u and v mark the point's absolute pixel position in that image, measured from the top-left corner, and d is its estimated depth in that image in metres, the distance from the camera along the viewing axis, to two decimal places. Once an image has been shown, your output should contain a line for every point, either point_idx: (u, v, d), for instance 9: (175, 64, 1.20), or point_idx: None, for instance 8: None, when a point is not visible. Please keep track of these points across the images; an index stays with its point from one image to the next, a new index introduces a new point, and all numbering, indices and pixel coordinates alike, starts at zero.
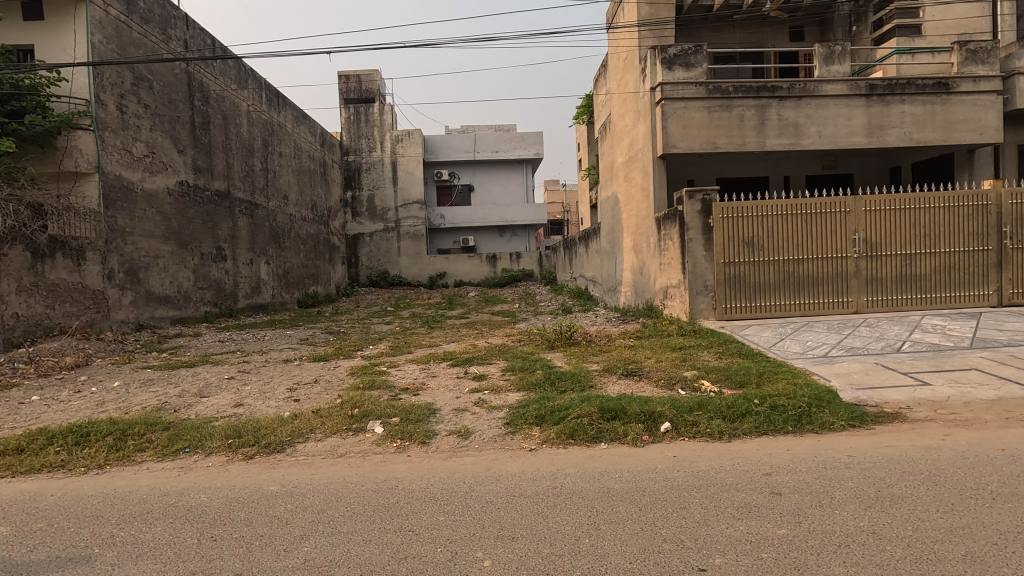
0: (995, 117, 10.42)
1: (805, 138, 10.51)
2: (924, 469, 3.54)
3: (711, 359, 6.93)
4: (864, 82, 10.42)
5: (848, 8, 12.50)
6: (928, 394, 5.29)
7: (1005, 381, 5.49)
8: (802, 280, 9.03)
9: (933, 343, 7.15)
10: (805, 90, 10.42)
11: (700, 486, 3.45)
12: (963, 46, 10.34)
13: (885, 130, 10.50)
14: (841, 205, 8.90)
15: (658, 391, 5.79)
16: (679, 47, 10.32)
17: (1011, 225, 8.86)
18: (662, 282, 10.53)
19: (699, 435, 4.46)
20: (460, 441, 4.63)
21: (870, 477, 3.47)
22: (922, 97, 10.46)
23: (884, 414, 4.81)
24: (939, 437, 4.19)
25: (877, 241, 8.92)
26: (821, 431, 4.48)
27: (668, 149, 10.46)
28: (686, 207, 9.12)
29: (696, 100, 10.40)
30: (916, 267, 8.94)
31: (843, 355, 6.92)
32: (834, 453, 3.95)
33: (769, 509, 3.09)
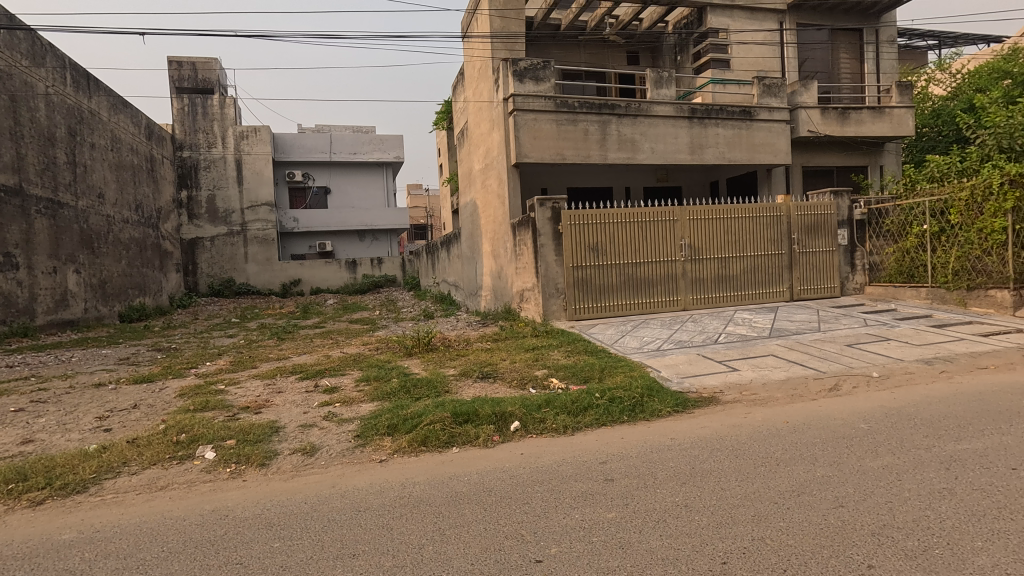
0: (785, 142, 12.44)
1: (640, 153, 11.60)
2: (728, 444, 4.10)
3: (560, 358, 7.33)
4: (687, 106, 11.81)
5: (673, 39, 14.14)
6: (737, 378, 6.13)
7: (792, 364, 6.58)
8: (640, 282, 9.95)
9: (742, 334, 8.30)
10: (639, 110, 11.52)
11: (543, 480, 3.63)
12: (761, 80, 12.24)
13: (704, 149, 11.99)
14: (670, 214, 9.97)
15: (510, 391, 5.98)
16: (529, 61, 10.83)
17: (798, 233, 10.61)
18: (518, 286, 10.93)
19: (546, 431, 4.69)
20: (304, 459, 4.35)
21: (687, 456, 3.92)
22: (731, 122, 12.13)
23: (702, 399, 5.47)
24: (743, 415, 4.88)
25: (699, 246, 10.14)
26: (651, 418, 4.97)
27: (521, 158, 10.90)
28: (537, 214, 9.58)
29: (545, 113, 10.97)
30: (730, 269, 10.32)
31: (672, 348, 7.74)
32: (661, 437, 4.41)
33: (602, 495, 3.34)
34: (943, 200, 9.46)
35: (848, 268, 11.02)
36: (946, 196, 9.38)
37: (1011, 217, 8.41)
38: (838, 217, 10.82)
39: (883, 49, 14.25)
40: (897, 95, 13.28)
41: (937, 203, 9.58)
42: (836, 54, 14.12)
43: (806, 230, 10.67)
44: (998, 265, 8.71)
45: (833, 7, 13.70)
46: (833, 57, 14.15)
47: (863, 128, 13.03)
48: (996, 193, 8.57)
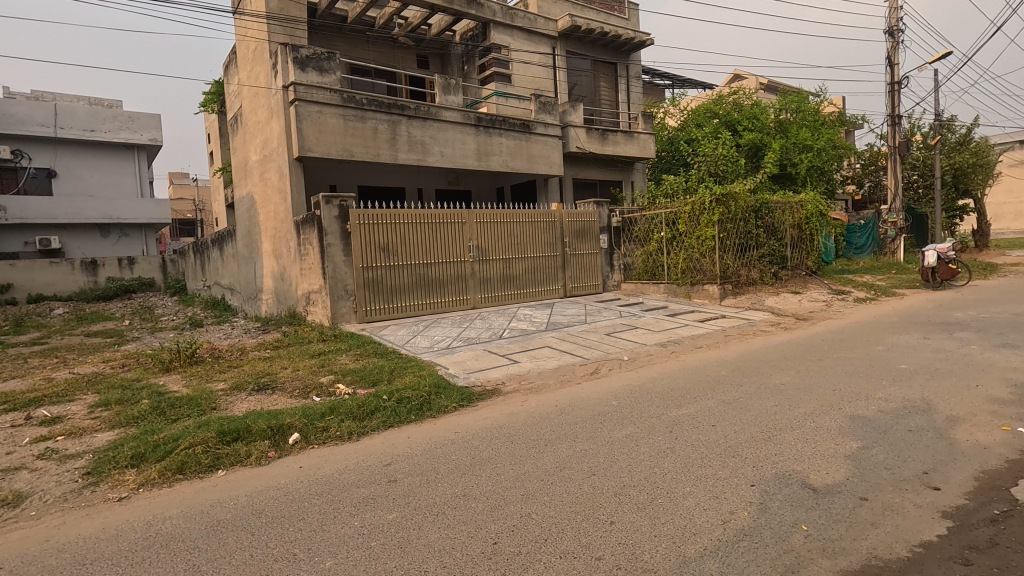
0: (558, 156, 13.89)
1: (430, 156, 11.80)
2: (505, 432, 4.42)
3: (348, 362, 7.06)
4: (473, 114, 12.39)
5: (460, 48, 14.76)
6: (516, 370, 6.65)
7: (563, 353, 7.39)
8: (431, 282, 10.11)
9: (522, 328, 9.03)
10: (428, 113, 11.71)
11: (321, 492, 3.45)
12: (538, 97, 13.45)
13: (489, 156, 12.72)
14: (459, 216, 10.35)
15: (290, 401, 5.54)
16: (311, 50, 10.21)
17: (569, 237, 11.94)
18: (303, 288, 10.20)
19: (328, 440, 4.46)
20: (4, 513, 3.43)
21: (469, 447, 4.11)
22: (513, 134, 13.09)
23: (485, 392, 5.80)
24: (520, 404, 5.30)
25: (485, 248, 10.73)
26: (438, 415, 5.10)
27: (304, 151, 10.18)
28: (323, 212, 9.08)
29: (330, 106, 10.45)
30: (513, 269, 11.13)
31: (460, 345, 8.05)
32: (446, 431, 4.56)
33: (383, 498, 3.31)
34: (674, 212, 11.62)
35: (609, 267, 12.76)
36: (676, 210, 11.54)
37: (717, 227, 10.79)
38: (601, 224, 12.46)
39: (632, 83, 16.86)
40: (642, 123, 15.86)
41: (670, 215, 11.72)
42: (597, 82, 16.23)
43: (576, 235, 12.08)
44: (710, 264, 11.07)
45: (594, 41, 15.73)
46: (595, 84, 16.22)
47: (619, 148, 15.24)
48: (708, 208, 10.89)
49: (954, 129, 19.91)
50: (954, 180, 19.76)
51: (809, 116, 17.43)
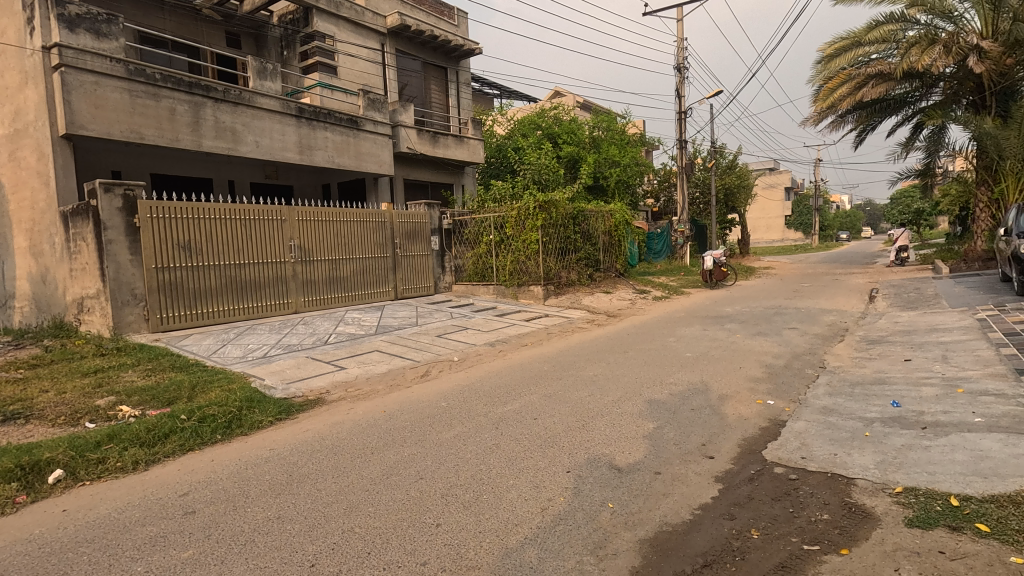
0: (388, 155, 13.55)
1: (242, 146, 10.66)
2: (328, 444, 4.16)
3: (136, 379, 6.02)
4: (294, 104, 11.49)
5: (278, 31, 13.64)
6: (342, 377, 6.31)
7: (393, 357, 7.22)
8: (244, 285, 9.12)
9: (350, 333, 8.61)
10: (240, 98, 10.57)
11: (93, 538, 2.87)
12: (366, 93, 12.98)
13: (313, 150, 11.91)
14: (278, 213, 9.52)
15: (52, 432, 4.53)
16: (84, 8, 8.54)
17: (399, 238, 11.72)
18: (74, 293, 8.45)
19: (106, 474, 3.74)
20: None
21: (285, 464, 3.78)
22: (339, 129, 12.44)
23: (307, 402, 5.41)
24: (345, 412, 5.03)
25: (308, 248, 10.01)
26: (249, 432, 4.60)
27: (73, 128, 8.46)
28: (101, 203, 7.64)
29: (111, 78, 8.84)
30: (341, 271, 10.58)
31: (279, 353, 7.39)
32: (258, 450, 4.13)
33: (177, 534, 2.87)
34: (502, 217, 12.11)
35: (440, 269, 12.80)
36: (503, 214, 12.04)
37: (540, 232, 11.58)
38: (432, 226, 12.45)
39: (462, 88, 17.19)
40: (472, 129, 16.26)
41: (499, 219, 12.19)
42: (428, 84, 16.20)
43: (407, 236, 11.90)
44: (534, 266, 11.79)
45: (424, 43, 15.69)
46: (425, 86, 16.15)
47: (450, 151, 15.41)
48: (532, 214, 11.62)
49: (725, 156, 23.92)
50: (724, 198, 23.77)
51: (617, 135, 19.53)
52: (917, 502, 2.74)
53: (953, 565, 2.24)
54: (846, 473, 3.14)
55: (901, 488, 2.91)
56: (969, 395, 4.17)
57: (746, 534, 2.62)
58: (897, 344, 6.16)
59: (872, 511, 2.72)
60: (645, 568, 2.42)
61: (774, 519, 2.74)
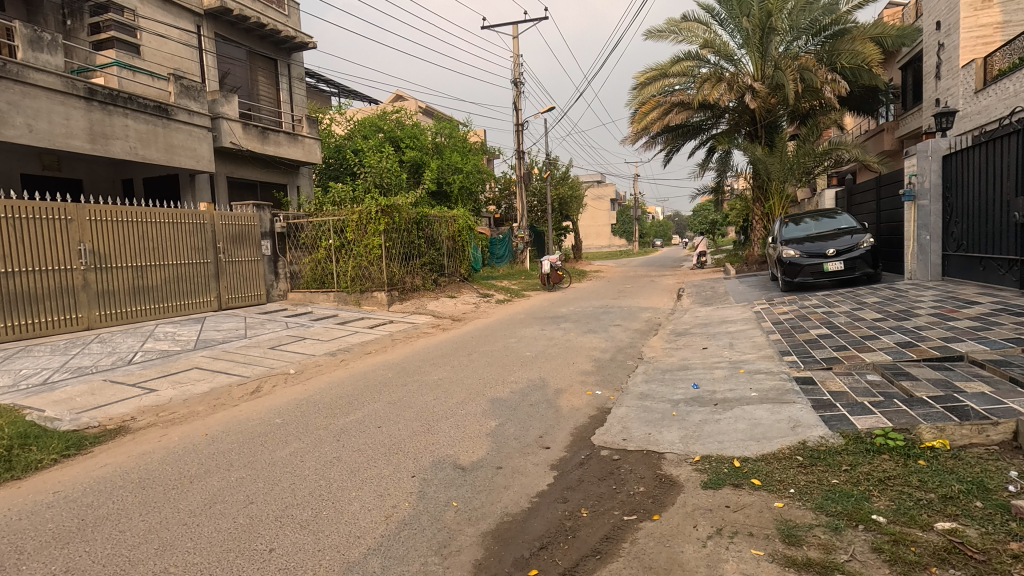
0: (207, 149, 12.16)
1: (8, 129, 8.76)
2: (134, 478, 3.61)
3: None
4: (82, 84, 9.76)
5: None
6: (153, 400, 5.51)
7: (216, 373, 6.51)
8: (10, 298, 7.47)
9: (162, 349, 7.56)
10: (4, 71, 8.68)
11: None
12: (177, 79, 11.51)
13: (109, 139, 10.22)
14: (60, 211, 8.00)
15: None
16: None
17: (222, 242, 10.59)
18: None
19: None
20: None
21: (77, 508, 3.20)
22: (144, 116, 10.87)
23: (105, 433, 4.63)
24: (157, 439, 4.42)
25: (104, 252, 8.56)
26: (23, 476, 3.80)
27: None
28: None
29: None
30: (148, 279, 9.23)
31: (66, 378, 6.21)
32: (36, 496, 3.43)
33: None
34: (341, 220, 11.58)
35: (273, 276, 11.84)
36: (343, 218, 11.53)
37: (383, 237, 11.36)
38: (262, 229, 11.46)
39: (294, 83, 16.11)
40: (306, 127, 15.30)
41: (339, 222, 11.64)
42: (254, 75, 14.88)
43: (231, 240, 10.79)
44: (377, 272, 11.49)
45: (249, 30, 14.40)
46: (251, 77, 14.81)
47: (282, 149, 14.33)
48: (374, 218, 11.32)
49: (558, 168, 25.68)
50: (559, 206, 25.49)
51: (459, 142, 19.87)
52: (710, 467, 3.25)
53: (735, 515, 2.70)
54: (658, 449, 3.60)
55: (699, 456, 3.42)
56: (748, 374, 5.05)
57: (577, 514, 2.86)
58: (697, 335, 7.20)
59: (677, 479, 3.16)
60: (488, 559, 2.52)
61: (600, 497, 3.03)
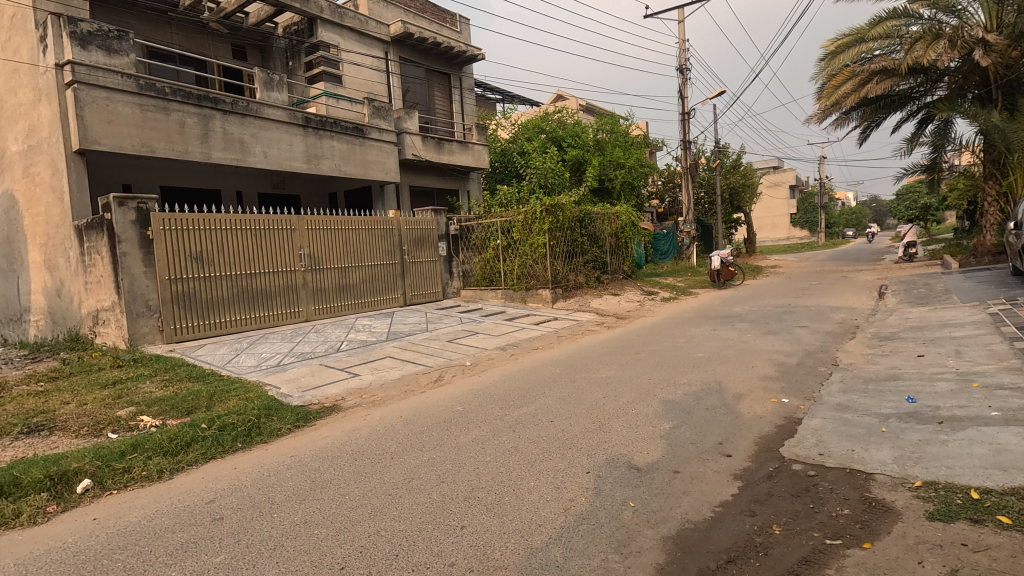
0: (393, 162, 13.64)
1: (251, 156, 10.78)
2: (348, 449, 4.22)
3: (155, 390, 6.08)
4: (301, 114, 11.62)
5: (283, 42, 13.70)
6: (357, 384, 6.37)
7: (405, 363, 7.29)
8: (255, 295, 9.21)
9: (362, 340, 8.69)
10: (247, 109, 10.69)
11: (124, 546, 2.94)
12: (370, 101, 13.11)
13: (320, 159, 12.02)
14: (287, 223, 9.62)
15: (77, 443, 4.61)
16: (95, 24, 8.74)
17: (407, 245, 11.80)
18: (90, 306, 8.56)
19: (131, 483, 3.82)
20: None
21: (307, 470, 3.85)
22: (345, 137, 12.56)
23: (324, 409, 5.47)
24: (363, 418, 5.11)
25: (317, 256, 10.10)
26: (269, 440, 4.65)
27: (87, 144, 8.64)
28: (115, 215, 7.75)
29: (123, 93, 9.03)
30: (349, 277, 10.66)
31: (293, 361, 7.45)
32: (278, 458, 4.18)
33: (208, 540, 2.93)
34: (509, 221, 12.16)
35: (449, 275, 12.88)
36: (511, 219, 12.09)
37: (547, 236, 11.62)
38: (439, 232, 12.51)
39: (465, 95, 17.29)
40: (476, 134, 16.33)
41: (506, 223, 12.22)
42: (431, 90, 16.33)
43: (414, 242, 11.97)
44: (542, 270, 11.83)
45: (427, 50, 15.83)
46: (428, 93, 16.26)
47: (455, 157, 15.49)
48: (539, 218, 11.65)
49: (728, 155, 23.90)
50: (730, 197, 23.72)
51: (621, 137, 19.58)
52: (937, 496, 2.77)
53: (976, 557, 2.26)
54: (865, 469, 3.17)
55: (921, 482, 2.93)
56: (985, 389, 4.18)
57: (769, 530, 2.65)
58: (909, 341, 6.16)
59: (892, 505, 2.74)
60: (670, 565, 2.46)
61: (795, 515, 2.77)
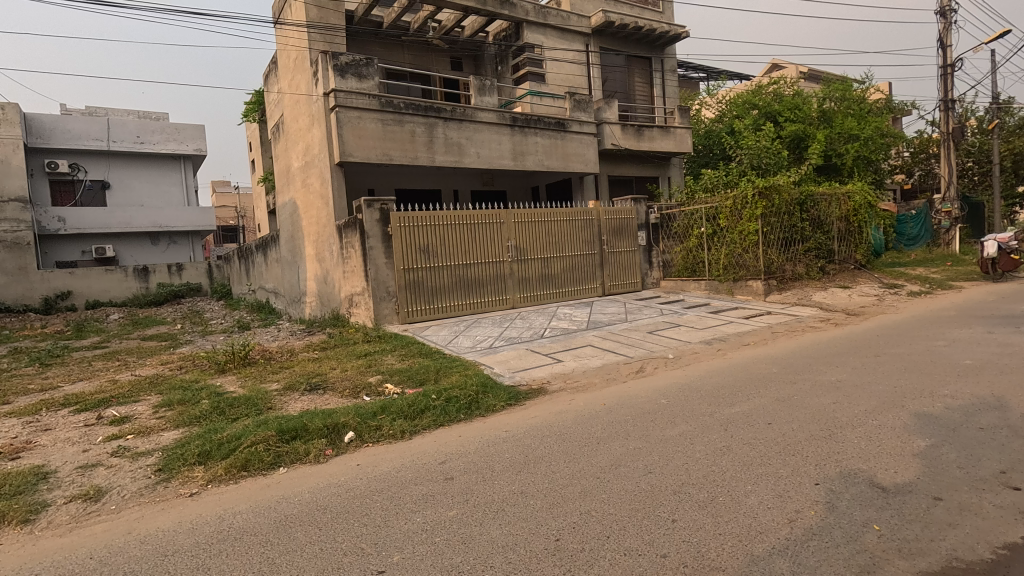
0: (593, 153, 13.80)
1: (466, 157, 11.90)
2: (556, 431, 4.44)
3: (395, 362, 7.18)
4: (509, 114, 12.43)
5: (493, 49, 14.72)
6: (561, 369, 6.66)
7: (607, 352, 7.37)
8: (470, 283, 10.20)
9: (564, 327, 9.02)
10: (464, 115, 11.81)
11: (381, 489, 3.55)
12: (572, 95, 13.41)
13: (525, 156, 12.73)
14: (497, 217, 10.41)
15: (343, 401, 5.70)
16: (350, 56, 10.49)
17: (606, 235, 11.85)
18: (346, 290, 10.42)
19: (383, 438, 4.57)
20: (88, 507, 3.63)
21: (521, 445, 4.16)
22: (548, 132, 13.08)
23: (532, 391, 5.83)
24: (568, 402, 5.33)
25: (523, 247, 10.75)
26: (487, 414, 5.14)
27: (345, 157, 10.47)
28: (365, 215, 9.27)
29: (370, 111, 10.71)
30: (551, 267, 11.12)
31: (503, 345, 8.08)
32: (496, 431, 4.59)
33: (443, 495, 3.37)
34: (715, 207, 11.38)
35: (648, 265, 12.62)
36: (717, 204, 11.28)
37: (760, 222, 10.55)
38: (639, 221, 12.32)
39: (667, 77, 16.62)
40: (679, 117, 15.59)
41: (712, 209, 11.46)
42: (631, 77, 16.08)
43: (613, 232, 11.97)
44: (753, 260, 10.82)
45: (629, 36, 15.60)
46: (629, 80, 16.05)
47: (655, 143, 15.03)
48: (750, 202, 10.64)
49: (1011, 113, 18.98)
50: (1012, 165, 18.83)
51: (855, 104, 16.89)
52: None
53: None
54: None
55: None
56: None
57: None
58: None
59: None
60: None
61: None
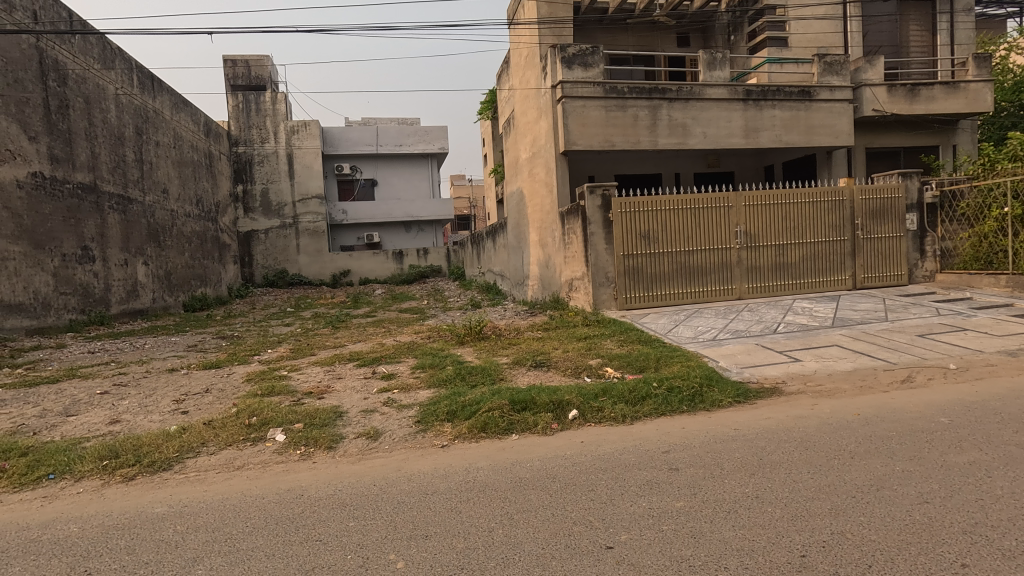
0: (846, 123, 11.84)
1: (691, 138, 11.30)
2: (796, 436, 3.99)
3: (614, 347, 7.27)
4: (742, 88, 11.40)
5: (726, 17, 13.45)
6: (799, 369, 5.96)
7: (859, 355, 6.33)
8: (692, 270, 9.73)
9: (803, 323, 8.02)
10: (691, 93, 11.19)
11: (606, 468, 3.64)
12: (822, 57, 11.67)
13: (759, 132, 11.55)
14: (725, 199, 9.68)
15: (566, 379, 6.01)
16: (577, 47, 10.74)
17: (862, 218, 10.10)
18: (567, 275, 10.84)
19: (604, 420, 4.69)
20: (369, 443, 4.50)
21: (753, 447, 3.84)
22: (789, 103, 11.63)
23: (764, 390, 5.33)
24: (809, 407, 4.74)
25: (754, 232, 9.81)
26: (712, 408, 4.88)
27: (569, 145, 10.84)
28: (588, 202, 9.48)
29: (594, 99, 10.87)
30: (788, 256, 9.95)
31: (728, 338, 7.54)
32: (723, 427, 4.34)
33: (669, 485, 3.32)
34: None
35: (918, 254, 10.44)
36: None
37: None
38: (906, 201, 10.24)
39: (956, 19, 13.33)
40: (973, 68, 12.40)
41: (1022, 182, 8.89)
42: (902, 26, 13.31)
43: (871, 215, 10.15)
44: None
45: None
46: (899, 30, 13.32)
47: (935, 104, 12.25)
48: None
49: None
50: None
51: None
52: None
53: None
54: None
55: None
56: None
57: None
58: None
59: None
60: None
61: None
